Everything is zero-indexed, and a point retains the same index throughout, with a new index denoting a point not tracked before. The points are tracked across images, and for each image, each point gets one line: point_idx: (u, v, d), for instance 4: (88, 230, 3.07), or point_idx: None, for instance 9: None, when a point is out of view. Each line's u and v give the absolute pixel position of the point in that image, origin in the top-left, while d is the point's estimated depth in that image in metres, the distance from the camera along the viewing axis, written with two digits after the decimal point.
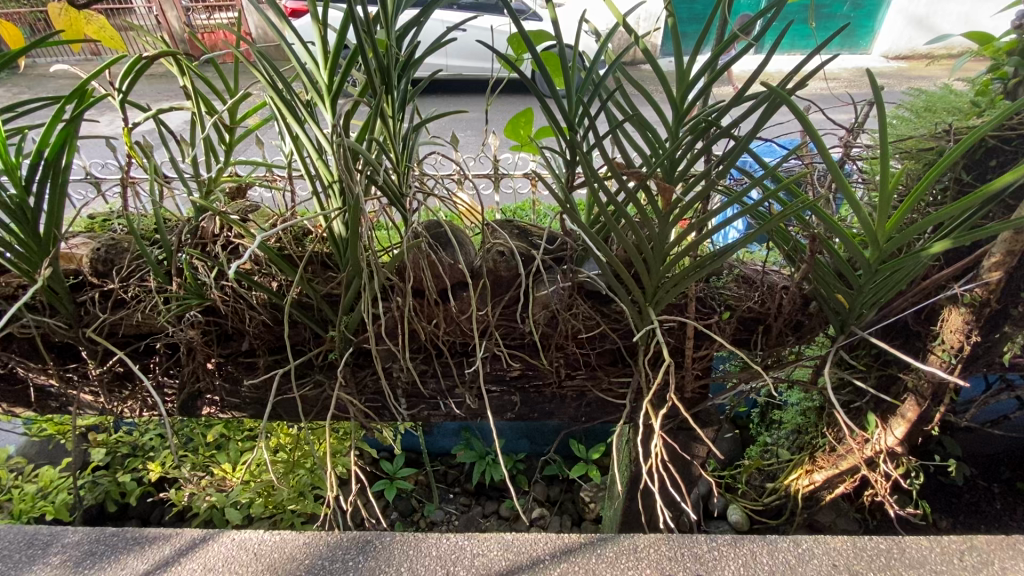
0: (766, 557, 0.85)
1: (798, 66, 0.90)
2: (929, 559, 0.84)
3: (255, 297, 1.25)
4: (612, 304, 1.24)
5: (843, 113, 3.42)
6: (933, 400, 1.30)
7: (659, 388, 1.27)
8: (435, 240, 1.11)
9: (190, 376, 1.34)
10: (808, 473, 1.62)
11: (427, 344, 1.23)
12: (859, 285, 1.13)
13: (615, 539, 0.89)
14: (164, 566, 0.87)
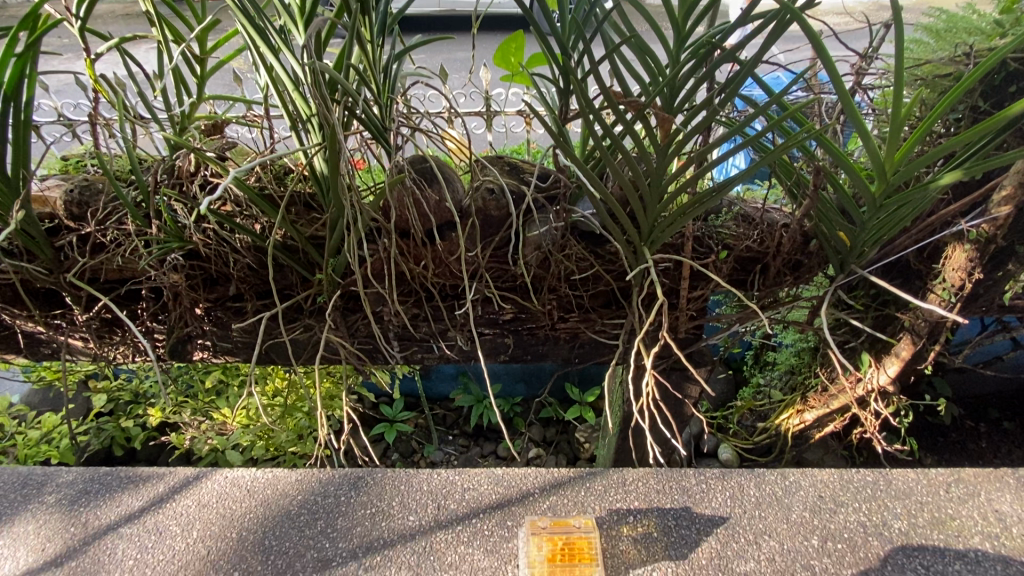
0: (754, 489, 0.86)
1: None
2: (915, 490, 0.85)
3: (238, 240, 1.22)
4: (606, 244, 1.20)
5: (856, 43, 3.21)
6: (929, 338, 1.29)
7: (653, 329, 1.25)
8: (420, 175, 1.05)
9: (179, 322, 1.33)
10: (800, 412, 1.65)
11: (416, 286, 1.20)
12: (862, 222, 1.09)
13: (604, 473, 0.89)
14: (158, 503, 0.88)
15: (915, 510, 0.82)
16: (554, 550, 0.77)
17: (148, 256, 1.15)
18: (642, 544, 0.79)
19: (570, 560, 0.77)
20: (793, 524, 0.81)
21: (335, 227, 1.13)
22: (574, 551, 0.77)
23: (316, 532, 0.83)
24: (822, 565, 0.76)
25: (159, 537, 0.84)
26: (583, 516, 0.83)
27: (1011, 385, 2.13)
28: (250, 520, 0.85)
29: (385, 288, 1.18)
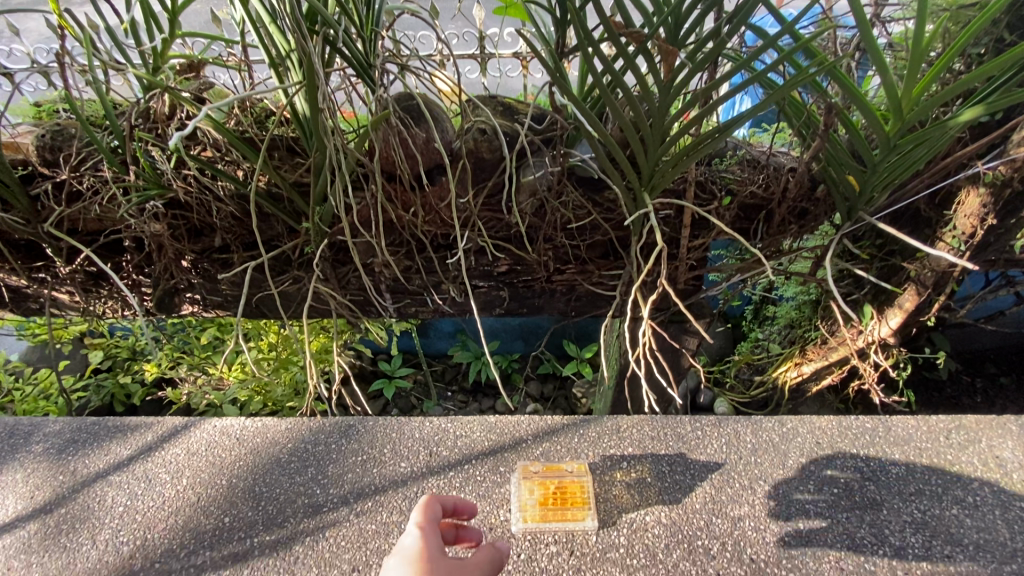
0: (751, 436, 0.84)
1: None
2: (914, 436, 0.84)
3: (220, 187, 1.17)
4: (604, 191, 1.14)
5: None
6: (935, 289, 1.26)
7: (652, 280, 1.22)
8: (406, 113, 0.98)
9: (165, 273, 1.30)
10: (797, 365, 1.64)
11: (407, 235, 1.16)
12: (874, 165, 1.04)
13: (598, 420, 0.88)
14: (147, 452, 0.87)
15: (914, 456, 0.81)
16: (545, 496, 0.77)
17: (126, 203, 1.11)
18: (635, 489, 0.79)
19: (561, 506, 0.77)
20: (790, 470, 0.80)
21: (320, 173, 1.08)
22: (566, 496, 0.77)
23: (307, 479, 0.83)
24: (818, 509, 0.76)
25: (149, 484, 0.83)
26: (576, 459, 0.83)
27: (1009, 341, 2.12)
28: (240, 468, 0.84)
29: (374, 237, 1.13)
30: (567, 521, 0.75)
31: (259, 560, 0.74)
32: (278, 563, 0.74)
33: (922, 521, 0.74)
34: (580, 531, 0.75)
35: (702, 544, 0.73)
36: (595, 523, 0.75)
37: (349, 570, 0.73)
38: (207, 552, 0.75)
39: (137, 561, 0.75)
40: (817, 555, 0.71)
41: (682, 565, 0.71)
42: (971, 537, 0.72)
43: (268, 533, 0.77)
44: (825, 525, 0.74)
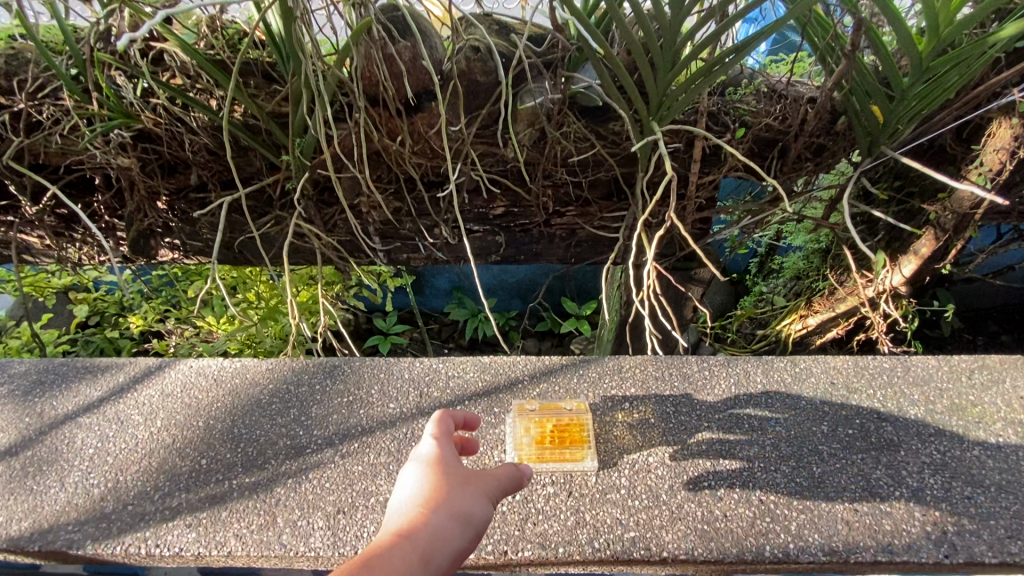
0: (761, 375, 0.80)
1: None
2: (935, 376, 0.79)
3: (192, 118, 1.08)
4: (609, 122, 1.06)
5: None
6: (955, 233, 1.19)
7: (657, 221, 1.15)
8: (390, 28, 0.88)
9: (139, 214, 1.22)
10: (802, 317, 1.59)
11: (395, 171, 1.08)
12: (902, 92, 0.96)
13: (599, 360, 0.83)
14: (119, 393, 0.82)
15: (934, 397, 0.76)
16: (543, 435, 0.73)
17: (88, 132, 1.02)
18: (637, 430, 0.74)
19: (560, 446, 0.72)
20: (802, 411, 0.75)
21: (298, 99, 0.98)
22: (566, 435, 0.73)
23: (288, 420, 0.78)
24: (831, 450, 0.71)
25: (121, 425, 0.78)
26: (575, 399, 0.78)
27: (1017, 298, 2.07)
28: (218, 409, 0.79)
29: (360, 172, 1.05)
30: (566, 461, 0.71)
31: (237, 502, 0.70)
32: (258, 505, 0.70)
33: (942, 463, 0.70)
34: (578, 471, 0.71)
35: (708, 485, 0.69)
36: (595, 464, 0.71)
37: (333, 512, 0.69)
38: (182, 494, 0.71)
39: (108, 503, 0.71)
40: (830, 496, 0.67)
41: (686, 507, 0.67)
42: (993, 479, 0.68)
43: (247, 475, 0.72)
44: (839, 467, 0.70)
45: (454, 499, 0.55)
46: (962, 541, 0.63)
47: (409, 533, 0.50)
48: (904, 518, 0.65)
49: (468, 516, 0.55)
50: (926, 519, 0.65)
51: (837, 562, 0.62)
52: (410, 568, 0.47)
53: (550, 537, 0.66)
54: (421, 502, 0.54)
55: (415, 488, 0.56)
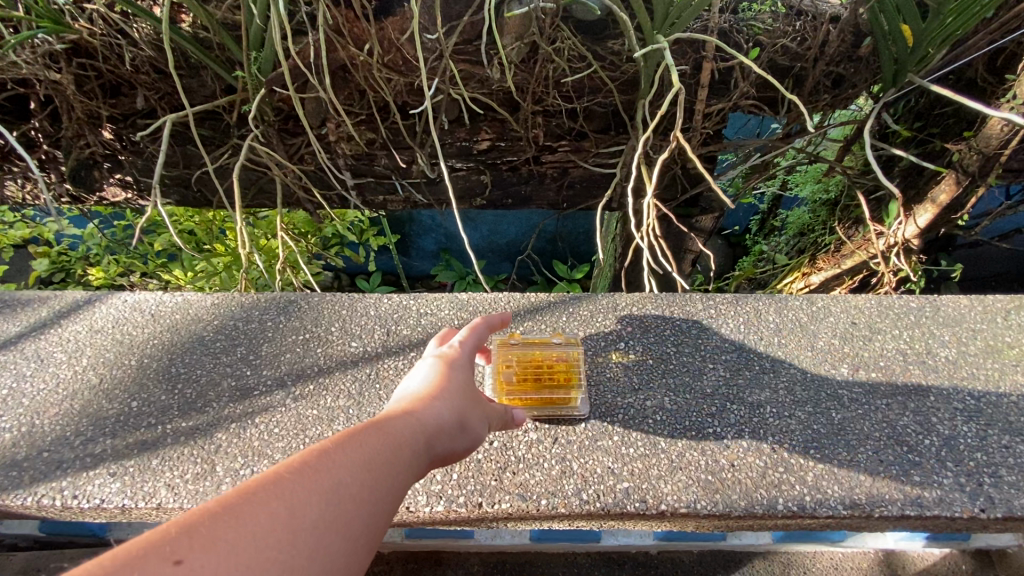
0: (773, 315, 0.71)
1: None
2: (967, 317, 0.70)
3: (134, 28, 0.95)
4: (608, 40, 0.94)
5: None
6: (979, 176, 1.09)
7: (657, 157, 1.04)
8: None
9: (81, 143, 1.09)
10: (805, 276, 1.50)
11: (366, 92, 0.95)
12: (939, 4, 0.84)
13: (590, 298, 0.74)
14: (40, 328, 0.72)
15: (966, 338, 0.68)
16: (530, 371, 0.64)
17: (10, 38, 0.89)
18: (632, 373, 0.66)
19: (547, 386, 0.63)
20: (819, 352, 0.67)
21: (250, 2, 0.85)
22: (556, 373, 0.64)
23: (235, 359, 0.68)
24: (852, 395, 0.63)
25: (41, 364, 0.68)
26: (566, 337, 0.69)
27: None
28: (155, 346, 0.69)
29: (325, 93, 0.93)
30: (552, 403, 0.63)
31: (171, 449, 0.60)
32: (195, 452, 0.60)
33: (976, 410, 0.62)
34: (566, 415, 0.62)
35: (714, 432, 0.60)
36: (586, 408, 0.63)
37: (282, 461, 0.59)
38: (107, 440, 0.61)
39: (20, 449, 0.61)
40: (852, 445, 0.59)
41: (687, 455, 0.59)
42: None
43: (184, 419, 0.63)
44: (861, 413, 0.62)
45: (463, 399, 0.51)
46: (1001, 494, 0.55)
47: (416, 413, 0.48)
48: (935, 469, 0.57)
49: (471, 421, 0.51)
50: (960, 470, 0.57)
51: (859, 516, 0.55)
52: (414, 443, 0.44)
53: (531, 488, 0.58)
54: (427, 392, 0.51)
55: (426, 377, 0.53)
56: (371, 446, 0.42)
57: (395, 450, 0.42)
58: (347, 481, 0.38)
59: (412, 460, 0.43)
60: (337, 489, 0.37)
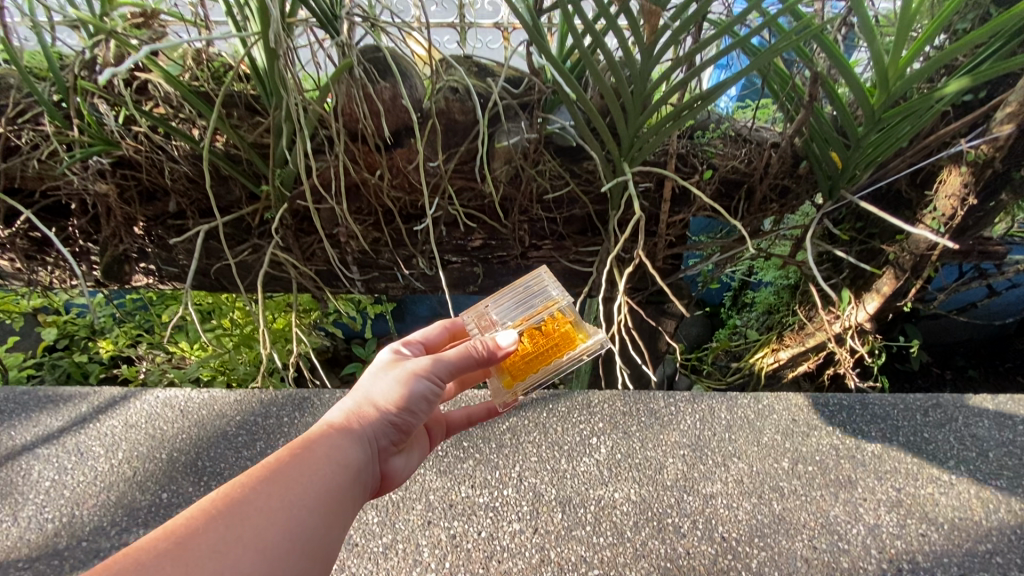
0: (724, 412, 0.89)
1: None
2: (891, 415, 0.88)
3: (174, 147, 1.09)
4: (584, 161, 1.09)
5: None
6: (913, 273, 1.24)
7: (629, 258, 1.17)
8: (371, 66, 0.93)
9: (116, 242, 1.21)
10: (774, 351, 1.62)
11: (374, 202, 1.10)
12: (858, 139, 1.00)
13: (569, 396, 0.95)
14: (81, 423, 0.90)
15: (891, 432, 0.86)
16: (525, 340, 0.78)
17: (69, 156, 1.04)
18: (603, 467, 0.84)
19: (549, 344, 0.77)
20: (763, 447, 0.84)
21: (280, 132, 1.00)
22: (552, 329, 0.77)
23: (254, 453, 0.85)
24: (791, 487, 0.79)
25: (81, 457, 0.85)
26: (543, 290, 0.81)
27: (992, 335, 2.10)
28: (184, 439, 0.87)
29: (338, 205, 1.07)
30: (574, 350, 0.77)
31: None
32: None
33: (898, 500, 0.77)
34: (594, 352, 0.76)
35: (672, 522, 0.76)
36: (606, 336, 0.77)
37: None
38: (139, 531, 0.76)
39: (61, 539, 0.75)
40: (791, 534, 0.74)
41: (650, 543, 0.74)
42: (946, 516, 0.76)
43: None
44: (798, 502, 0.78)
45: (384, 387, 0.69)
46: None
47: (343, 427, 0.65)
48: (861, 556, 0.72)
49: (414, 385, 0.68)
50: (883, 557, 0.72)
51: None
52: (333, 447, 0.62)
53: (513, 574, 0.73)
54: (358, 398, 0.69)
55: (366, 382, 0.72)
56: (293, 470, 0.57)
57: (317, 459, 0.60)
58: (280, 505, 0.53)
59: (332, 454, 0.61)
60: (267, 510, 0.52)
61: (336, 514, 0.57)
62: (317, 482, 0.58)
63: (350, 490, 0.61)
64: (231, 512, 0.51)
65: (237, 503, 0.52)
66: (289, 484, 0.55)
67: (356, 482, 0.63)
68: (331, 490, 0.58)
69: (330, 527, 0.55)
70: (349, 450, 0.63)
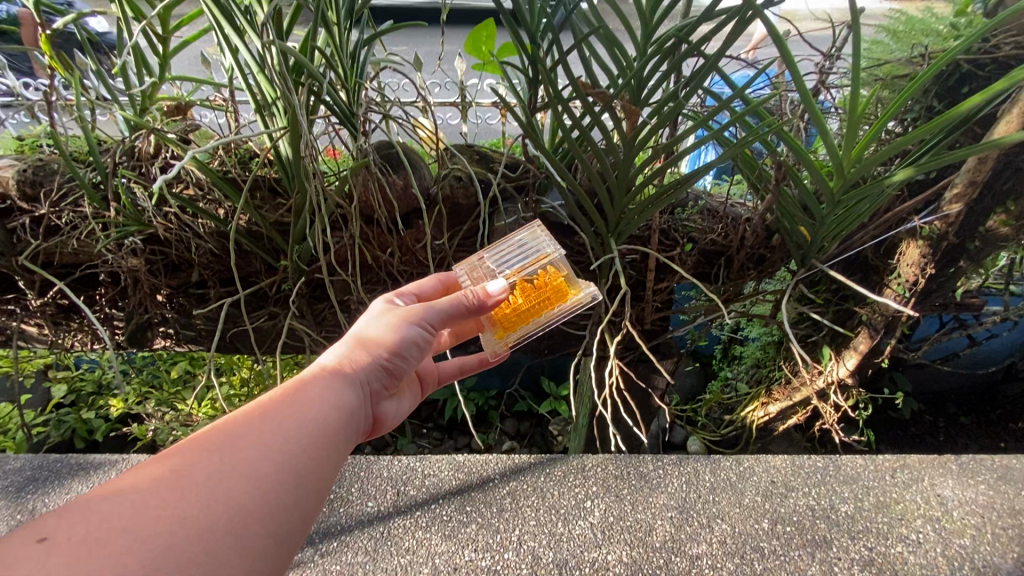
0: (709, 474, 1.00)
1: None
2: (863, 475, 0.99)
3: (201, 226, 1.18)
4: (575, 236, 1.22)
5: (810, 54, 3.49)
6: (886, 333, 1.32)
7: (619, 321, 1.26)
8: (386, 162, 1.07)
9: (141, 311, 1.31)
10: (764, 405, 1.69)
11: (381, 272, 1.22)
12: (822, 218, 1.08)
13: (564, 460, 1.05)
14: None
15: (862, 494, 0.95)
16: (518, 294, 0.94)
17: (105, 238, 1.13)
18: (597, 529, 0.90)
19: (539, 298, 0.94)
20: (745, 508, 0.92)
21: (299, 213, 1.11)
22: (545, 283, 0.94)
23: None
24: (771, 547, 0.86)
25: None
26: (535, 246, 0.98)
27: (982, 384, 2.10)
28: None
29: (351, 277, 1.18)
30: (569, 300, 0.95)
31: None
32: None
33: (870, 560, 0.84)
34: (585, 303, 0.95)
35: None
36: (595, 290, 0.95)
37: None
38: None
39: None
40: None
41: None
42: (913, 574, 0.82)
43: None
44: (779, 564, 0.84)
45: (375, 334, 0.82)
46: None
47: (338, 369, 0.76)
48: None
49: (405, 329, 0.82)
50: None
51: None
52: (327, 387, 0.73)
53: None
54: (351, 344, 0.81)
55: (362, 324, 0.85)
56: (290, 407, 0.67)
57: (312, 397, 0.70)
58: (271, 439, 0.62)
59: (326, 392, 0.72)
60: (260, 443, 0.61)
61: (325, 447, 0.67)
62: (308, 420, 0.67)
63: (340, 428, 0.71)
64: (227, 444, 0.60)
65: (234, 437, 0.61)
66: (282, 422, 0.65)
67: (346, 420, 0.73)
68: (325, 425, 0.68)
69: (318, 458, 0.65)
70: (341, 390, 0.74)
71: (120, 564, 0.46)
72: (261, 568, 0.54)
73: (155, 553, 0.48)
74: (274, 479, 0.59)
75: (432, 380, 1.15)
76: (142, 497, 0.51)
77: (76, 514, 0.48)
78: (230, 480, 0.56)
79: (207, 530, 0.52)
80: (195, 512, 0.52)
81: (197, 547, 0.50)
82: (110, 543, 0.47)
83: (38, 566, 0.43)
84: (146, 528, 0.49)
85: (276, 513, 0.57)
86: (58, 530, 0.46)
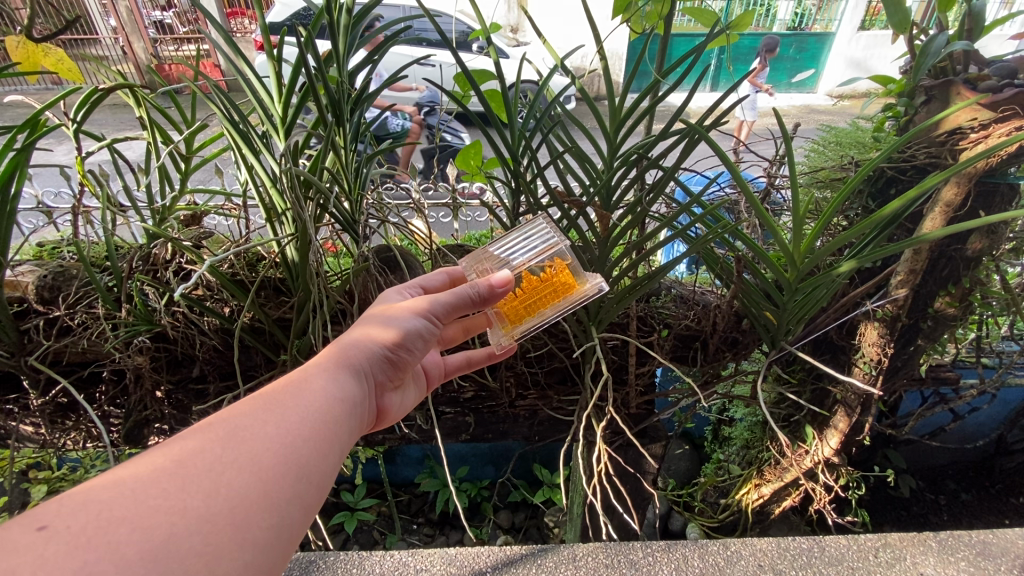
0: (698, 560, 1.05)
1: (716, 102, 0.94)
2: (847, 556, 1.07)
3: (206, 323, 1.25)
4: (559, 325, 1.30)
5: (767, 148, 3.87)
6: (862, 410, 1.38)
7: (605, 405, 1.32)
8: (384, 264, 1.21)
9: (140, 407, 1.34)
10: (757, 487, 1.66)
11: None
12: (784, 303, 1.17)
13: (554, 551, 1.08)
14: None
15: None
16: (528, 287, 1.06)
17: (115, 337, 1.18)
18: None
19: (546, 292, 1.05)
20: None
21: (303, 306, 1.18)
22: (553, 275, 1.04)
23: None
24: None
25: None
26: (542, 239, 1.06)
27: (976, 458, 2.11)
28: None
29: None
30: (574, 291, 1.03)
31: None
32: None
33: None
34: (591, 295, 1.00)
35: None
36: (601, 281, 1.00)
37: None
38: None
39: None
40: None
41: None
42: None
43: None
44: None
45: (377, 324, 0.88)
46: None
47: (343, 359, 0.83)
48: None
49: (405, 323, 0.88)
50: None
51: None
52: (329, 375, 0.79)
53: None
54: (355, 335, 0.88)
55: (369, 312, 0.94)
56: (292, 395, 0.73)
57: (314, 384, 0.76)
58: (271, 432, 0.68)
59: (327, 378, 0.78)
60: (258, 437, 0.67)
61: (323, 439, 0.72)
62: (308, 412, 0.72)
63: (342, 420, 0.76)
64: (228, 437, 0.66)
65: (235, 429, 0.67)
66: (282, 417, 0.70)
67: (348, 411, 0.78)
68: (326, 413, 0.74)
69: (316, 450, 0.70)
70: (341, 378, 0.80)
71: (121, 551, 0.53)
72: (257, 554, 0.61)
73: (153, 544, 0.55)
74: (272, 469, 0.65)
75: (438, 374, 1.19)
76: (146, 486, 0.59)
77: (76, 504, 0.56)
78: (231, 470, 0.63)
79: (208, 520, 0.59)
80: (192, 504, 0.59)
81: (195, 535, 0.57)
82: (108, 536, 0.54)
83: (38, 555, 0.51)
84: (149, 516, 0.57)
85: (274, 501, 0.64)
86: (57, 519, 0.54)
